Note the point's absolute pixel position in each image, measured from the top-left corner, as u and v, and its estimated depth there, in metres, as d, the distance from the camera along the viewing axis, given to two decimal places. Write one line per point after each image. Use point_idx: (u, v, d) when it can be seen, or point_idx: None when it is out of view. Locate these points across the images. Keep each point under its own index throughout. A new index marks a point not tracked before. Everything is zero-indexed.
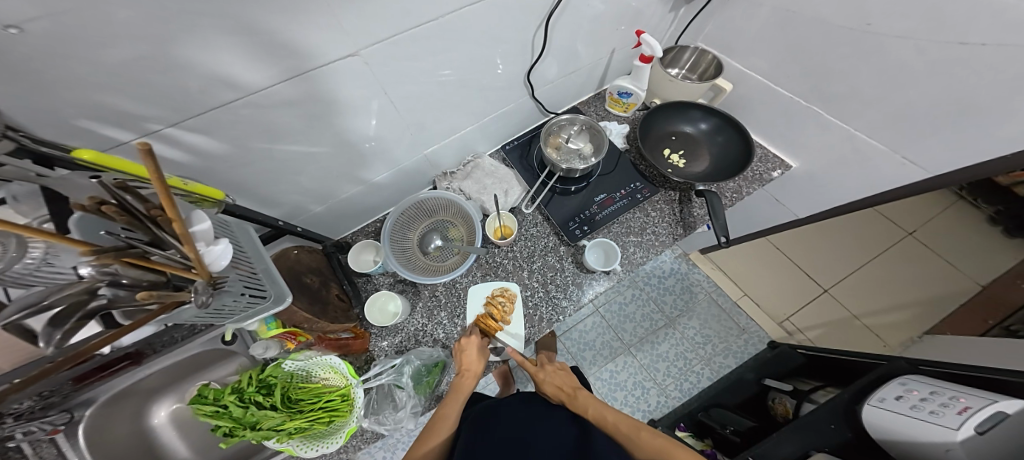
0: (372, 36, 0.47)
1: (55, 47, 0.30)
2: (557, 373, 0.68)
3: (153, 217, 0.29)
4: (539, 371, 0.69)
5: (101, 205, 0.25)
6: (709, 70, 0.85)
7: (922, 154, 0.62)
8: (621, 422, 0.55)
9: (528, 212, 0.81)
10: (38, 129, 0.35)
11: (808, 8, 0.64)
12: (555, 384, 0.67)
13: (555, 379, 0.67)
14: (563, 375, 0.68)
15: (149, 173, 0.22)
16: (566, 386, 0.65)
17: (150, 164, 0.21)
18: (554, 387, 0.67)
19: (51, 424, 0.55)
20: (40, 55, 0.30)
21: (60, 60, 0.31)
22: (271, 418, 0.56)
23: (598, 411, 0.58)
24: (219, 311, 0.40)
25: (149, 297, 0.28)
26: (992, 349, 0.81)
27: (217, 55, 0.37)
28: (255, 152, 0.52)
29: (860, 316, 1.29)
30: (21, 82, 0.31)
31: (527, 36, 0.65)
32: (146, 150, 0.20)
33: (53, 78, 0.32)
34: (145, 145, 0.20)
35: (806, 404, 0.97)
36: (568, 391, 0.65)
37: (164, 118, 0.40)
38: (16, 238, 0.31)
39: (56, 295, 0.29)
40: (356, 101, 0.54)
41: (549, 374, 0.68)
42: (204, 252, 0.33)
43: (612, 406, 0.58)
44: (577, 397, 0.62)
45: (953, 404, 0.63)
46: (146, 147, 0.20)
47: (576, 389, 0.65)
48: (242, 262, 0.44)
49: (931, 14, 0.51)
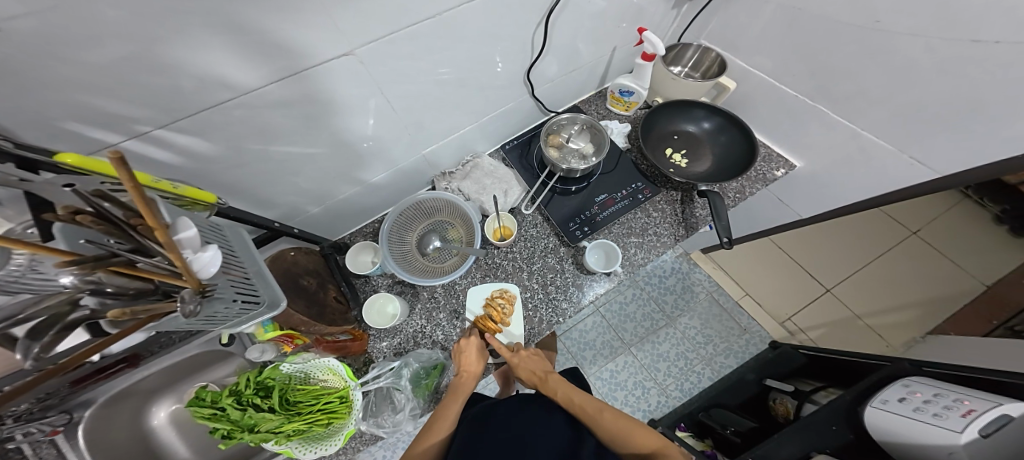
0: (368, 34, 0.45)
1: (39, 47, 0.29)
2: (531, 358, 0.68)
3: (134, 226, 0.28)
4: (514, 358, 0.68)
5: (76, 214, 0.24)
6: (711, 68, 0.85)
7: (930, 154, 0.60)
8: (586, 404, 0.61)
9: (528, 213, 0.80)
10: (23, 131, 0.34)
11: (814, 5, 0.63)
12: (529, 369, 0.68)
13: (530, 364, 0.68)
14: (536, 359, 0.69)
15: (125, 182, 0.21)
16: (540, 372, 0.67)
17: (126, 175, 0.20)
18: (528, 371, 0.68)
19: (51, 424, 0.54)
20: (24, 55, 0.29)
21: (45, 61, 0.30)
22: (270, 421, 0.55)
23: (572, 397, 0.63)
24: (211, 318, 0.39)
25: (121, 314, 0.27)
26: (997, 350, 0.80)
27: (208, 55, 0.36)
28: (250, 153, 0.51)
29: (862, 316, 1.27)
30: (5, 85, 0.30)
31: (527, 34, 0.64)
32: (120, 161, 0.19)
33: (36, 79, 0.31)
34: (119, 155, 0.19)
35: (808, 405, 0.96)
36: (541, 375, 0.67)
37: (153, 119, 0.39)
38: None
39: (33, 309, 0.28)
40: (352, 101, 0.53)
41: (525, 360, 0.68)
42: (192, 259, 0.32)
43: (579, 390, 0.64)
44: (549, 381, 0.66)
45: (957, 407, 0.62)
46: (119, 158, 0.19)
47: (547, 373, 0.68)
48: (234, 268, 0.43)
49: (942, 12, 0.50)
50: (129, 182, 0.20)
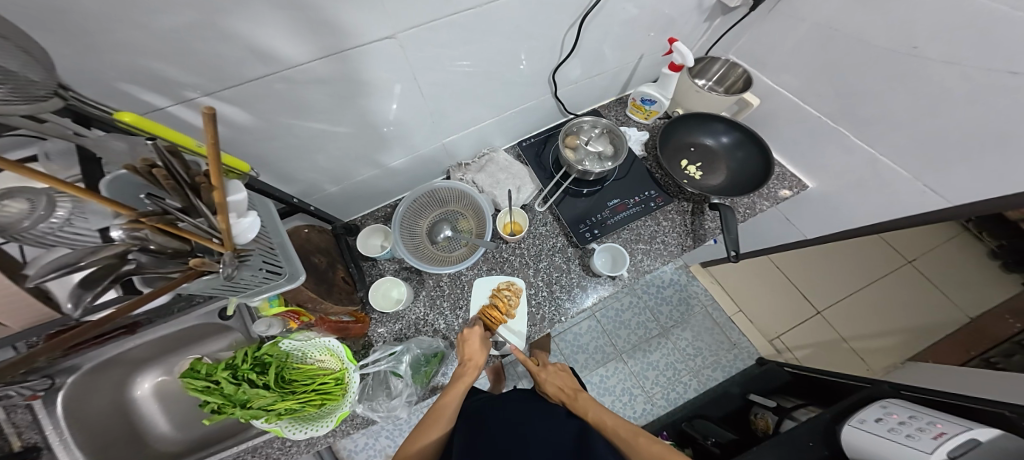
0: (413, 17, 0.45)
1: (109, 7, 0.29)
2: (557, 374, 0.72)
3: (195, 184, 0.29)
4: (541, 371, 0.73)
5: (151, 168, 0.27)
6: (737, 83, 0.87)
7: (945, 184, 0.62)
8: (620, 427, 0.58)
9: (540, 210, 0.81)
10: (81, 90, 0.34)
11: (852, 26, 0.64)
12: (556, 385, 0.70)
13: (557, 380, 0.71)
14: (563, 376, 0.72)
15: (205, 135, 0.21)
16: (568, 388, 0.68)
17: (209, 130, 0.21)
18: (555, 387, 0.70)
19: (30, 390, 0.54)
20: (96, 15, 0.29)
21: (115, 23, 0.30)
22: (264, 398, 0.53)
23: (603, 419, 0.60)
24: (235, 283, 0.39)
25: (200, 264, 0.29)
26: (961, 376, 0.82)
27: (261, 26, 0.36)
28: (279, 127, 0.50)
29: (848, 339, 1.21)
30: (71, 42, 0.30)
31: (559, 35, 0.64)
32: (209, 118, 0.20)
33: (105, 41, 0.31)
34: (210, 111, 0.20)
35: (787, 421, 1.01)
36: (569, 392, 0.68)
37: (201, 86, 0.39)
38: (47, 194, 0.30)
39: (91, 257, 0.27)
40: (384, 84, 0.53)
41: (551, 375, 0.72)
42: (233, 223, 0.33)
43: (611, 411, 0.61)
44: (578, 399, 0.65)
45: (930, 429, 0.65)
46: (210, 113, 0.20)
47: (576, 391, 0.68)
48: (262, 238, 0.43)
49: (981, 42, 0.51)
50: (211, 138, 0.21)
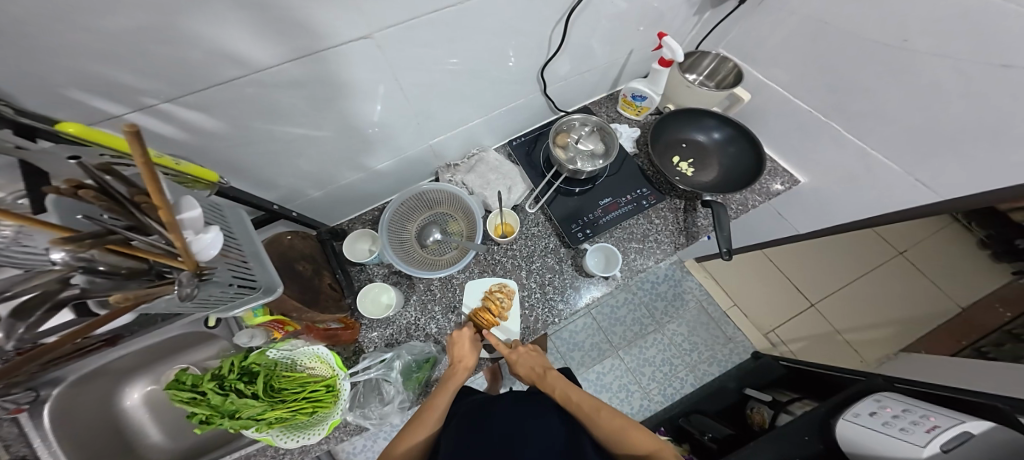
0: (391, 17, 0.44)
1: (51, 11, 0.27)
2: (528, 355, 0.67)
3: (136, 203, 0.27)
4: (512, 354, 0.67)
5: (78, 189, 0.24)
6: (728, 78, 0.84)
7: (936, 177, 0.62)
8: (585, 403, 0.59)
9: (532, 211, 0.79)
10: (28, 98, 0.32)
11: (842, 20, 0.63)
12: (528, 366, 0.67)
13: (528, 361, 0.67)
14: (534, 355, 0.67)
15: (132, 153, 0.19)
16: (538, 367, 0.66)
17: (136, 147, 0.19)
18: (526, 368, 0.67)
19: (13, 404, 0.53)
20: (35, 19, 0.27)
21: (58, 27, 0.28)
22: (252, 408, 0.52)
23: (571, 396, 0.61)
24: (206, 300, 0.38)
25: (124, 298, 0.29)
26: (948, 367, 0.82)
27: (225, 29, 0.34)
28: (255, 132, 0.49)
29: (841, 331, 1.24)
30: (9, 48, 0.28)
31: (545, 31, 0.62)
32: (134, 134, 0.18)
33: (48, 46, 0.29)
34: (134, 128, 0.18)
35: (783, 415, 1.01)
36: (539, 371, 0.66)
37: (161, 92, 0.37)
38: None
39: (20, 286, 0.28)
40: (362, 86, 0.51)
41: (522, 356, 0.67)
42: (192, 240, 0.32)
43: (579, 388, 0.62)
44: (548, 378, 0.65)
45: (924, 423, 0.64)
46: (134, 131, 0.18)
47: (546, 369, 0.67)
48: (232, 250, 0.41)
49: (972, 30, 0.49)
50: (141, 158, 0.20)
